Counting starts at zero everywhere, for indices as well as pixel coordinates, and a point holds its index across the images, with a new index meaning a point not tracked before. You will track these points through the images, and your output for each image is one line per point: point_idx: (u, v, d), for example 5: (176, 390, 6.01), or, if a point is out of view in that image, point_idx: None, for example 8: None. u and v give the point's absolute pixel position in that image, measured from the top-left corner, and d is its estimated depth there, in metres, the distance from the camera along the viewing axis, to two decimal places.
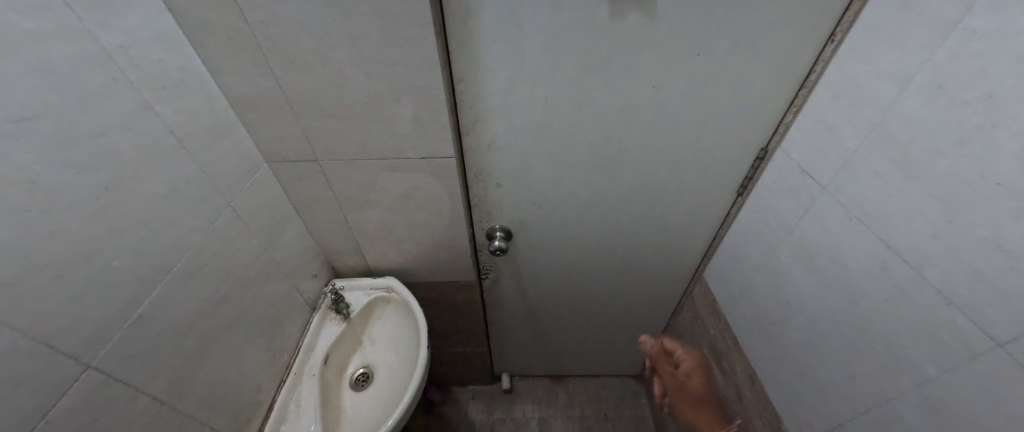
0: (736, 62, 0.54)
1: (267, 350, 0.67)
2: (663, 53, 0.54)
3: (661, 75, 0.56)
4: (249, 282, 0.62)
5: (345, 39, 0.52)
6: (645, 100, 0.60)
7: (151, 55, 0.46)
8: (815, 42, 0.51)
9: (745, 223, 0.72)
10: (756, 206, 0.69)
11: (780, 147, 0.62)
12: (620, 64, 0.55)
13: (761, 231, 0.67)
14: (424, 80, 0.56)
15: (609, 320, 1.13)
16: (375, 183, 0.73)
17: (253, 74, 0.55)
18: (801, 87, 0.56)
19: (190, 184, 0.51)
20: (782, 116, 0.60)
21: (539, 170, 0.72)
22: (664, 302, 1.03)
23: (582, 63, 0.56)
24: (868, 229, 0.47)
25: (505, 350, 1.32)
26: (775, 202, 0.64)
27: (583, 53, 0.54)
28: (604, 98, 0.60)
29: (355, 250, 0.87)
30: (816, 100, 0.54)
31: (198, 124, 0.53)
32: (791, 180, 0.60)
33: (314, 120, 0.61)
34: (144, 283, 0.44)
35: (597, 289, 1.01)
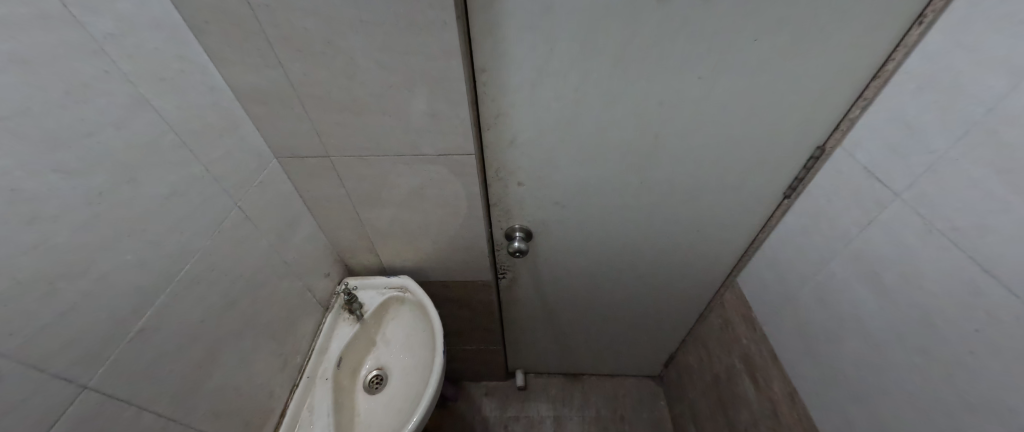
0: (799, 49, 0.47)
1: (279, 354, 0.65)
2: (715, 39, 0.47)
3: (710, 64, 0.50)
4: (259, 284, 0.60)
5: (358, 24, 0.47)
6: (689, 92, 0.53)
7: (147, 44, 0.42)
8: (898, 25, 0.44)
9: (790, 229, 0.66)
10: (806, 211, 0.62)
11: (842, 146, 0.55)
12: (664, 52, 0.49)
13: (812, 238, 0.61)
14: (443, 70, 0.51)
15: (630, 322, 1.08)
16: (390, 181, 0.68)
17: (259, 64, 0.51)
18: (874, 78, 0.49)
19: (196, 185, 0.47)
20: (846, 110, 0.53)
21: (566, 168, 0.67)
22: (690, 306, 0.98)
23: (620, 51, 0.49)
24: (956, 247, 0.41)
25: (520, 348, 1.30)
26: (831, 208, 0.57)
27: (621, 39, 0.48)
28: (642, 91, 0.54)
29: (369, 248, 0.83)
30: (891, 93, 0.47)
31: (202, 118, 0.49)
32: (854, 184, 0.53)
33: (325, 114, 0.57)
34: (145, 294, 0.41)
35: (620, 292, 0.96)
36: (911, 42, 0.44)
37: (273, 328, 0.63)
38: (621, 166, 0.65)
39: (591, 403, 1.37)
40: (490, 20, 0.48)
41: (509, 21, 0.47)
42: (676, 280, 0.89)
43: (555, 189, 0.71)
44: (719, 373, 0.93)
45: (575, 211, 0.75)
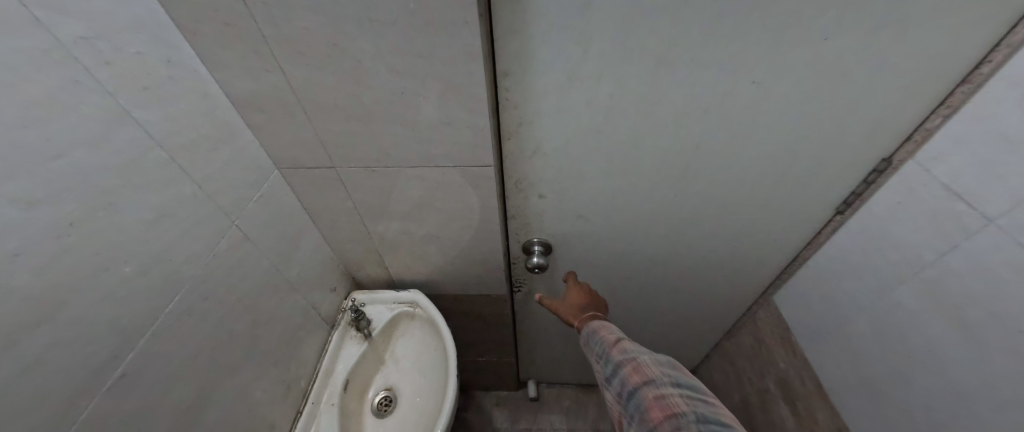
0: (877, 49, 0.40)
1: (283, 380, 0.61)
2: (779, 38, 0.41)
3: (769, 67, 0.43)
4: (259, 308, 0.55)
5: (366, 23, 0.41)
6: (741, 99, 0.47)
7: (126, 49, 0.36)
8: (1005, 19, 0.37)
9: (843, 249, 0.59)
10: (863, 230, 0.56)
11: (915, 159, 0.48)
12: (716, 54, 0.43)
13: (872, 261, 0.54)
14: (462, 75, 0.45)
15: (651, 337, 1.02)
16: (400, 193, 0.63)
17: (256, 67, 0.45)
18: (962, 82, 0.42)
19: (186, 205, 0.42)
20: (925, 117, 0.46)
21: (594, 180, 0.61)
22: (718, 322, 0.92)
23: (664, 53, 0.43)
24: None
25: (533, 359, 1.25)
26: (897, 229, 0.50)
27: (667, 39, 0.42)
28: (687, 96, 0.47)
29: (377, 261, 0.78)
30: (984, 101, 0.41)
31: (194, 130, 0.44)
32: (931, 204, 0.46)
33: (330, 122, 0.52)
34: (126, 335, 0.36)
35: (643, 306, 0.90)
36: (1017, 41, 0.38)
37: (275, 353, 0.59)
38: (655, 178, 0.59)
39: (605, 416, 1.32)
40: (516, 18, 0.42)
41: (538, 19, 0.41)
42: (705, 297, 0.83)
43: (580, 202, 0.65)
44: (749, 395, 0.87)
45: (600, 225, 0.69)
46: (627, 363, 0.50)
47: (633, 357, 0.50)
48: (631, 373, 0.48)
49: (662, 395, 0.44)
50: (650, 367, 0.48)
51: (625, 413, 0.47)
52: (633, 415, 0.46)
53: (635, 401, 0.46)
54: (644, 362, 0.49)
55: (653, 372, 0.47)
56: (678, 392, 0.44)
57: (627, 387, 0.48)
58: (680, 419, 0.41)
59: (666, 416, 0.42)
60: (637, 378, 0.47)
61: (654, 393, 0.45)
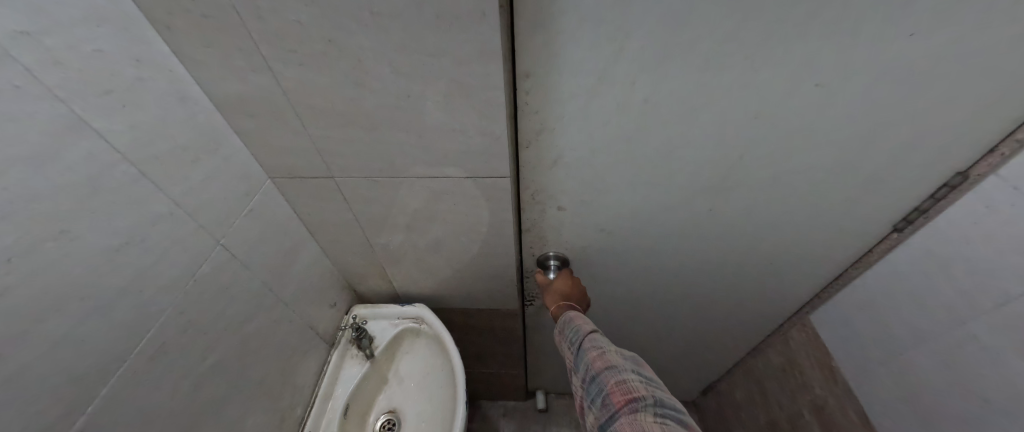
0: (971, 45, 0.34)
1: (276, 409, 0.56)
2: (856, 33, 0.34)
3: (836, 68, 0.37)
4: (249, 336, 0.50)
5: (366, 17, 0.35)
6: (797, 104, 0.41)
7: (81, 46, 0.31)
8: None
9: (899, 271, 0.53)
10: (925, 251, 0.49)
11: (997, 174, 0.42)
12: (777, 50, 0.36)
13: (936, 288, 0.48)
14: (477, 77, 0.39)
15: (669, 352, 0.97)
16: (406, 205, 0.57)
17: (242, 68, 0.40)
18: None
19: (158, 228, 0.37)
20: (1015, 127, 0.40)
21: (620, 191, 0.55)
22: (743, 340, 0.85)
23: (713, 51, 0.37)
24: None
25: (542, 369, 1.20)
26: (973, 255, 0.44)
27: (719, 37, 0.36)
28: (734, 102, 0.41)
29: (380, 274, 0.73)
30: None
31: (170, 139, 0.38)
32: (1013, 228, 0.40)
33: (327, 129, 0.46)
34: (83, 385, 0.32)
35: (663, 322, 0.84)
36: None
37: (268, 382, 0.54)
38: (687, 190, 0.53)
39: None
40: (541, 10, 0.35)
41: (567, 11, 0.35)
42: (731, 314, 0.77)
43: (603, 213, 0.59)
44: (776, 418, 0.81)
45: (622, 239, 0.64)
46: (593, 350, 0.47)
47: (600, 347, 0.48)
48: (595, 359, 0.46)
49: (624, 379, 0.41)
50: (614, 355, 0.45)
51: (586, 400, 0.44)
52: (593, 401, 0.43)
53: (596, 387, 0.43)
54: (609, 351, 0.46)
55: (616, 359, 0.45)
56: (640, 378, 0.42)
57: (590, 374, 0.45)
58: (640, 403, 0.39)
59: (627, 401, 0.39)
60: (600, 364, 0.45)
61: (615, 378, 0.42)
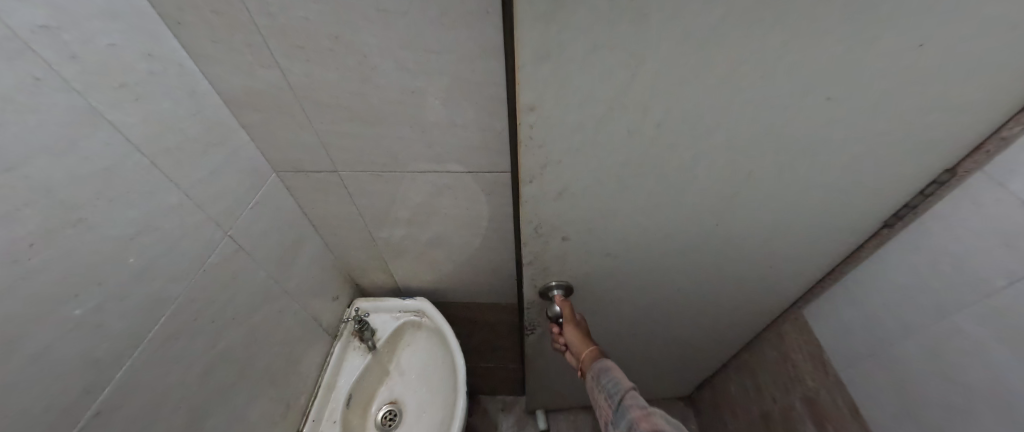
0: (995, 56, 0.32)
1: (282, 399, 0.57)
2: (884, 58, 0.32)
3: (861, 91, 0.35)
4: (256, 326, 0.51)
5: (374, 15, 0.36)
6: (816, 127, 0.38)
7: (98, 40, 0.32)
8: None
9: (892, 265, 0.54)
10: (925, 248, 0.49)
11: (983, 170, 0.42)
12: (805, 70, 0.33)
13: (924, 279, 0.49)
14: (481, 73, 0.41)
15: (670, 358, 0.97)
16: (408, 199, 0.59)
17: (251, 63, 0.41)
18: None
19: (170, 218, 0.38)
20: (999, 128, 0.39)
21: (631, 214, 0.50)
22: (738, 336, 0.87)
23: (734, 74, 0.33)
24: None
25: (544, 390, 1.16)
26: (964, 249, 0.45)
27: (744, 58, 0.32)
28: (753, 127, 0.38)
29: (382, 268, 0.74)
30: None
31: (180, 131, 0.39)
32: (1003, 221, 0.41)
33: (332, 124, 0.47)
34: (101, 368, 0.33)
35: (663, 332, 0.84)
36: None
37: (273, 371, 0.55)
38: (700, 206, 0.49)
39: None
40: (551, 38, 0.30)
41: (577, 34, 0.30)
42: (728, 315, 0.77)
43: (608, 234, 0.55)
44: (769, 411, 0.83)
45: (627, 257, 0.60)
46: (636, 408, 0.44)
47: (644, 406, 0.45)
48: (640, 420, 0.43)
49: None
50: (659, 417, 0.42)
51: None
52: None
53: None
54: (654, 412, 0.43)
55: (662, 421, 0.42)
56: None
57: None
58: None
59: None
60: (645, 425, 0.42)
61: None
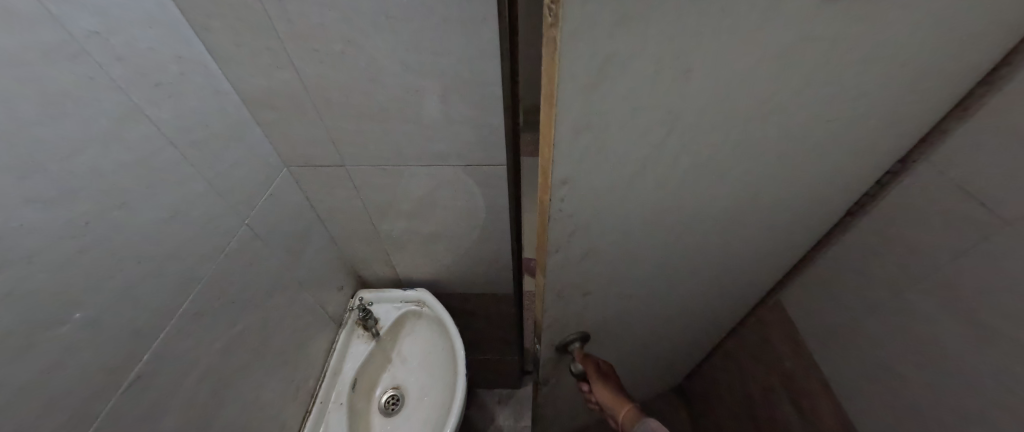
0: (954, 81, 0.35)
1: (293, 380, 0.61)
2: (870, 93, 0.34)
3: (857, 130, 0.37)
4: (270, 309, 0.55)
5: (383, 21, 0.40)
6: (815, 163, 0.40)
7: (138, 44, 0.35)
8: None
9: (840, 255, 0.55)
10: (866, 233, 0.50)
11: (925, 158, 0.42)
12: (807, 125, 0.34)
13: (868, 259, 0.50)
14: (479, 73, 0.45)
15: (668, 359, 0.99)
16: (410, 192, 0.62)
17: (269, 65, 0.45)
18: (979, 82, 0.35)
19: (197, 205, 0.42)
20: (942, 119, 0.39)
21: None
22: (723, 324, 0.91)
23: (751, 127, 0.34)
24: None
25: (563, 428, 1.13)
26: (898, 233, 0.46)
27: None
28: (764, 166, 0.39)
29: (384, 260, 0.78)
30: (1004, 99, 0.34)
31: (204, 127, 0.43)
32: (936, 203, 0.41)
33: (341, 121, 0.51)
34: (142, 337, 0.37)
35: (663, 343, 0.86)
36: None
37: (285, 353, 0.59)
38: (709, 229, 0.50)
39: None
40: (583, 127, 0.31)
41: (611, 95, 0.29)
42: (714, 316, 0.78)
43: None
44: (752, 393, 0.88)
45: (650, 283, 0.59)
46: None
47: None
48: None
49: None
50: None
51: None
52: None
53: None
54: None
55: None
56: None
57: None
58: None
59: None
60: None
61: None
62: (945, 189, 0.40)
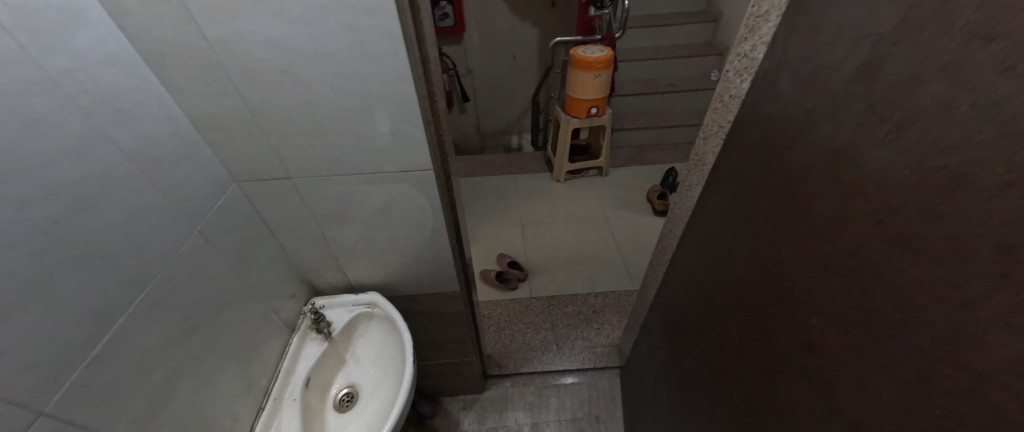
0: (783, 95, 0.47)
1: (243, 377, 0.67)
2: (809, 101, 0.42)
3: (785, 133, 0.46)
4: (222, 309, 0.61)
5: (313, 55, 0.51)
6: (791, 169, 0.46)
7: (103, 78, 0.44)
8: (766, 37, 0.55)
9: (714, 228, 0.66)
10: (726, 207, 0.61)
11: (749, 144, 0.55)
12: None
13: (727, 228, 0.61)
14: (398, 94, 0.56)
15: (656, 357, 1.04)
16: (354, 199, 0.71)
17: (216, 92, 0.53)
18: (770, 87, 0.49)
19: (152, 211, 0.49)
20: (758, 114, 0.53)
21: (867, 370, 0.35)
22: (656, 305, 1.02)
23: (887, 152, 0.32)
24: None
25: None
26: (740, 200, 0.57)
27: (956, 167, 0.27)
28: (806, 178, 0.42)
29: (334, 266, 0.84)
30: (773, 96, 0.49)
31: (158, 147, 0.51)
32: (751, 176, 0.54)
33: (283, 137, 0.60)
34: (101, 321, 0.43)
35: (675, 346, 0.89)
36: (756, 52, 0.58)
37: (235, 351, 0.64)
38: (839, 312, 0.38)
39: (566, 406, 1.43)
40: None
41: None
42: (677, 300, 0.85)
43: (839, 398, 0.39)
44: None
45: (806, 389, 0.45)
46: None
47: None
48: None
49: None
50: None
51: None
52: None
53: None
54: None
55: None
56: None
57: None
58: None
59: None
60: None
61: None
62: (755, 162, 0.53)
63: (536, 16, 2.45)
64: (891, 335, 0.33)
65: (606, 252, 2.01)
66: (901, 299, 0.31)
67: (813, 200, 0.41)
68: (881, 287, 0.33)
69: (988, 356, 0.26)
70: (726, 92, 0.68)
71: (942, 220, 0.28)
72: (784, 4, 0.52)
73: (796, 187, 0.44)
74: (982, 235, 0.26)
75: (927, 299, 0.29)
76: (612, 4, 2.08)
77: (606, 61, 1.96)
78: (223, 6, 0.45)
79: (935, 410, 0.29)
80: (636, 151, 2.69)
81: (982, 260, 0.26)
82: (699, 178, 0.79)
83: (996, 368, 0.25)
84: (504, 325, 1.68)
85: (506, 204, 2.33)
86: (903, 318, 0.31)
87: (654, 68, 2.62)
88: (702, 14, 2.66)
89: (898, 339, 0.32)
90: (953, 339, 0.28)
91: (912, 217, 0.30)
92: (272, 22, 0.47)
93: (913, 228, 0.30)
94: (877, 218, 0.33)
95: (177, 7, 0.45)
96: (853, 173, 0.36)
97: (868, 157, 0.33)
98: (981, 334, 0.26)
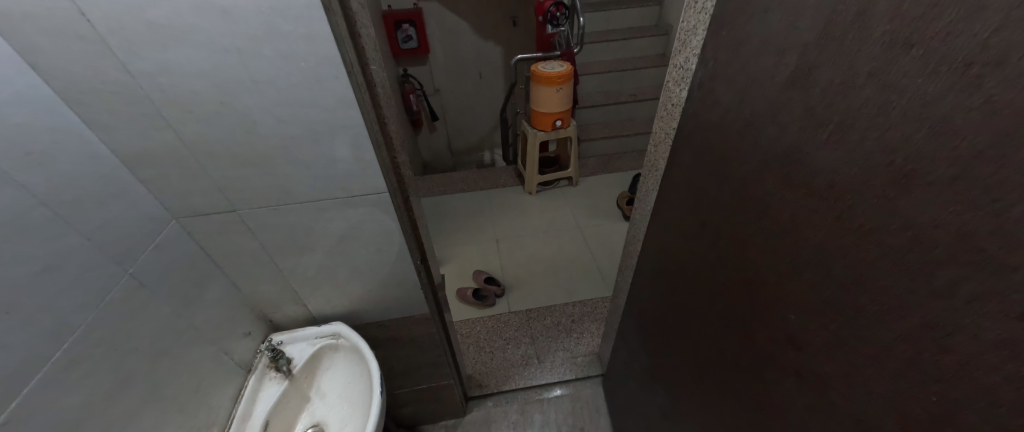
0: (719, 100, 0.50)
1: (191, 426, 0.62)
2: (745, 106, 0.44)
3: (729, 137, 0.48)
4: (161, 356, 0.57)
5: (250, 84, 0.49)
6: (737, 171, 0.47)
7: (8, 118, 0.41)
8: (696, 49, 0.58)
9: (675, 231, 0.68)
10: (684, 209, 0.63)
11: (697, 149, 0.57)
12: None
13: (687, 230, 0.63)
14: (343, 118, 0.55)
15: (635, 361, 1.05)
16: (310, 227, 0.68)
17: (146, 127, 0.51)
18: (709, 94, 0.52)
19: (72, 257, 0.46)
20: (700, 120, 0.55)
21: (856, 362, 0.35)
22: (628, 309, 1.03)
23: (822, 154, 0.34)
24: None
25: None
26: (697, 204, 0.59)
27: (881, 164, 0.29)
28: (757, 180, 0.44)
29: (293, 299, 0.80)
30: (712, 103, 0.51)
31: (76, 188, 0.47)
32: (702, 179, 0.56)
33: (223, 169, 0.57)
34: (9, 383, 0.39)
35: (653, 348, 0.89)
36: (688, 64, 0.61)
37: (179, 400, 0.60)
38: (804, 305, 0.39)
39: (550, 422, 1.40)
40: None
41: None
42: (650, 302, 0.87)
43: (831, 394, 0.38)
44: None
45: (786, 382, 0.45)
46: None
47: None
48: None
49: None
50: None
51: None
52: None
53: None
54: None
55: None
56: None
57: None
58: None
59: None
60: None
61: None
62: (706, 166, 0.55)
63: (497, 35, 2.50)
64: (873, 326, 0.32)
65: (581, 260, 2.03)
66: (874, 291, 0.31)
67: (771, 200, 0.42)
68: (839, 280, 0.35)
69: (972, 342, 0.25)
70: (669, 101, 0.71)
71: (898, 215, 0.28)
72: (706, 18, 0.55)
73: (753, 189, 0.45)
74: (937, 226, 0.26)
75: (902, 290, 0.29)
76: (568, 22, 2.16)
77: (566, 75, 2.01)
78: (147, 40, 0.44)
79: (929, 399, 0.29)
80: (604, 159, 2.75)
81: (919, 248, 0.27)
82: (653, 183, 0.81)
83: (982, 351, 0.25)
84: (483, 343, 1.64)
85: (479, 220, 2.32)
86: (880, 308, 0.31)
87: (614, 80, 2.73)
88: (654, 28, 2.80)
89: (862, 329, 0.33)
90: (902, 322, 0.29)
91: (870, 212, 0.30)
92: (200, 52, 0.46)
93: (870, 222, 0.30)
94: (828, 214, 0.35)
95: (96, 41, 0.43)
96: (800, 174, 0.37)
97: (818, 158, 0.35)
98: (927, 315, 0.27)
